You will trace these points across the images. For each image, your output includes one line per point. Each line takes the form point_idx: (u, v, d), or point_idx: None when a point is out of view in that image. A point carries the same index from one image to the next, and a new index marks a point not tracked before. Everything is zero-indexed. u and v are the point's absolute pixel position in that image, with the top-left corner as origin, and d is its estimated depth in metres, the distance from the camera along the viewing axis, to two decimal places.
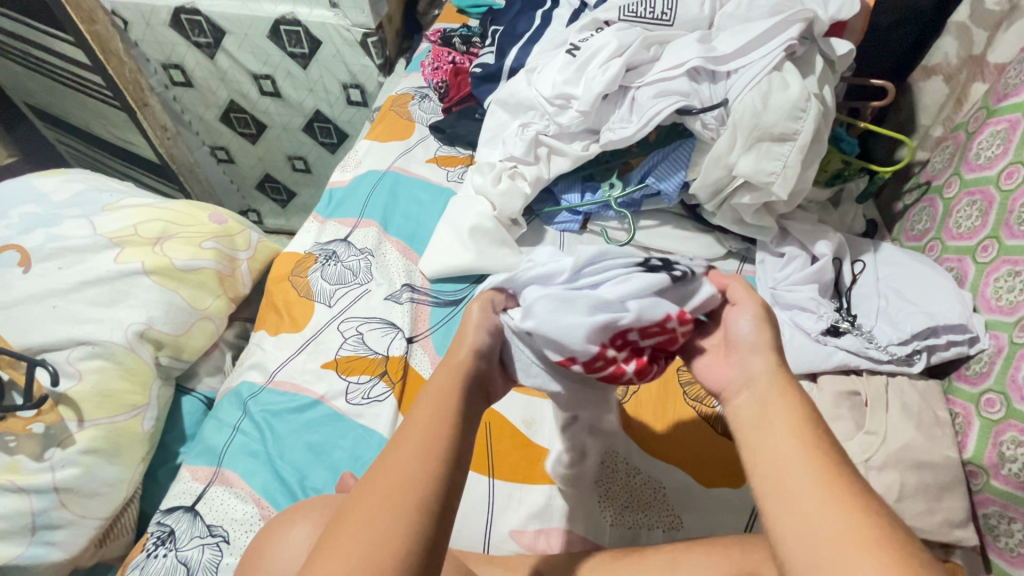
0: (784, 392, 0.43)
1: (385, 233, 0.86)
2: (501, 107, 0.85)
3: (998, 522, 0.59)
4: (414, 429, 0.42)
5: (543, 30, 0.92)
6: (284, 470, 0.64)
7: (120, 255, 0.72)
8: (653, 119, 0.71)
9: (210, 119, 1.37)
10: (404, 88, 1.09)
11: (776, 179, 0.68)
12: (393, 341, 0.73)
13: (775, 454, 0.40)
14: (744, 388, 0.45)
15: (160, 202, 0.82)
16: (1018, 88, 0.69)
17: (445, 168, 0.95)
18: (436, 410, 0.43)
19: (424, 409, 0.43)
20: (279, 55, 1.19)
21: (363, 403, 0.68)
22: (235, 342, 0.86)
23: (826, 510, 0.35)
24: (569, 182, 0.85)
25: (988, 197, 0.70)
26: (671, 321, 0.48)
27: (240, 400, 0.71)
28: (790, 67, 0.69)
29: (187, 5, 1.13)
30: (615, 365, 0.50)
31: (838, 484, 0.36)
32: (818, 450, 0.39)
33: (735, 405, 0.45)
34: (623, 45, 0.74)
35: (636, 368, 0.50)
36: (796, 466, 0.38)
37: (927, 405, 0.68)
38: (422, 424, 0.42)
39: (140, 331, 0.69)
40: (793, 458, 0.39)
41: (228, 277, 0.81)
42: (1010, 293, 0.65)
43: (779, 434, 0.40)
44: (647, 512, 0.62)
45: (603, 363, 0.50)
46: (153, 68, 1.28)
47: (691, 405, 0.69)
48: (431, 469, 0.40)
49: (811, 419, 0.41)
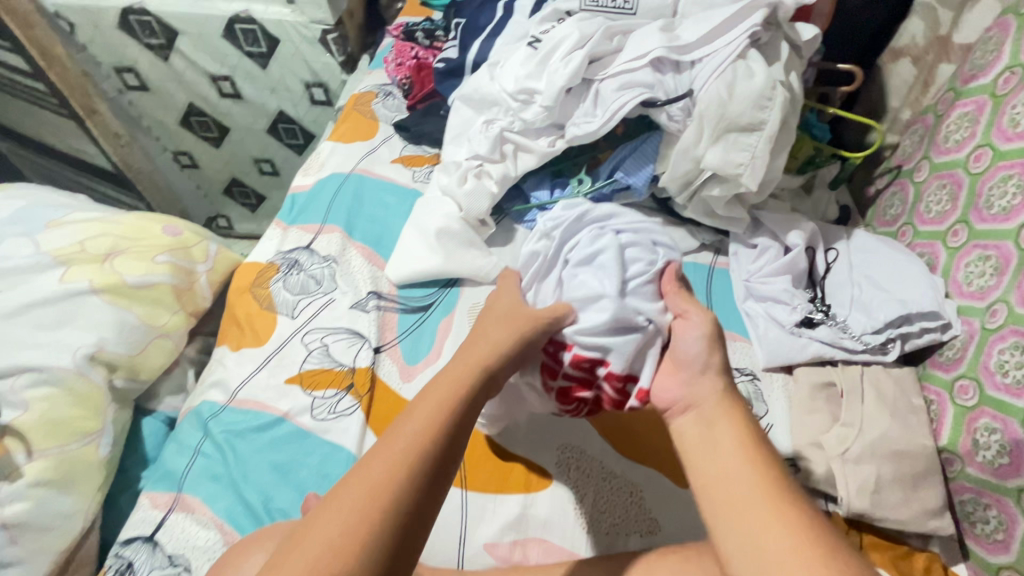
0: (726, 408, 0.50)
1: (350, 238, 0.83)
2: (464, 103, 0.82)
3: (974, 509, 0.59)
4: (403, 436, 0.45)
5: (505, 22, 0.88)
6: (247, 492, 0.61)
7: (66, 274, 0.69)
8: (618, 113, 0.69)
9: (170, 123, 1.32)
10: (367, 85, 1.06)
11: (745, 170, 0.66)
12: (359, 351, 0.71)
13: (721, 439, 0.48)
14: (691, 405, 0.52)
15: (109, 216, 0.78)
16: (986, 69, 0.68)
17: (411, 168, 0.92)
18: (452, 386, 0.49)
19: (416, 415, 0.46)
20: (236, 55, 1.14)
21: (329, 418, 0.66)
22: (198, 358, 0.82)
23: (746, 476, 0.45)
24: (538, 179, 0.82)
25: (957, 180, 0.69)
26: (632, 386, 0.57)
27: (201, 421, 0.68)
28: (754, 55, 0.67)
29: (135, 5, 1.07)
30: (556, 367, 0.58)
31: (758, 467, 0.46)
32: (762, 471, 0.45)
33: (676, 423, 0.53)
34: (585, 36, 0.71)
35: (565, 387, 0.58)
36: (727, 449, 0.47)
37: (902, 392, 0.67)
38: (411, 433, 0.45)
39: (91, 353, 0.66)
40: (737, 478, 0.45)
41: (186, 291, 0.78)
42: (981, 278, 0.64)
43: (720, 430, 0.49)
44: (624, 517, 0.60)
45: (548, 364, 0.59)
46: (104, 73, 1.21)
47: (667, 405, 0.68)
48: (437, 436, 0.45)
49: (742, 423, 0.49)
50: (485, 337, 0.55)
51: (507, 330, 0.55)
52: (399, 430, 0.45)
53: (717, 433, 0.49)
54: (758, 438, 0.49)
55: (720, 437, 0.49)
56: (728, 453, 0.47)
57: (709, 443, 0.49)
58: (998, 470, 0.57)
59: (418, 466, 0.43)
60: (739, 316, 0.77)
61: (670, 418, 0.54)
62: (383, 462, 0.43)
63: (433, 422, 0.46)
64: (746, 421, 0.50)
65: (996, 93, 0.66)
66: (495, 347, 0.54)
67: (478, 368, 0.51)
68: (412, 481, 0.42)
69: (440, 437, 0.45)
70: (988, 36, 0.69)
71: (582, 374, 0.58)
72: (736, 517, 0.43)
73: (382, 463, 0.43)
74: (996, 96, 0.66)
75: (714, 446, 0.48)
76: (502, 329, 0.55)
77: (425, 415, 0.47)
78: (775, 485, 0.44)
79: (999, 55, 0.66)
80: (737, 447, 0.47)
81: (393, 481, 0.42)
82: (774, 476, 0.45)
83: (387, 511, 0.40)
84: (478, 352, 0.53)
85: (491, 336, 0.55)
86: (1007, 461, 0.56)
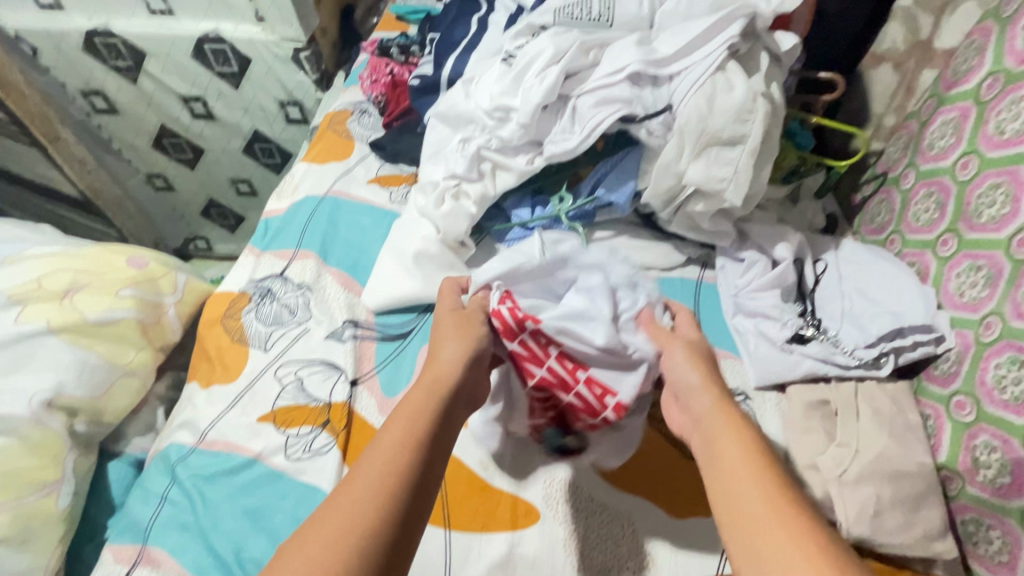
0: (730, 420, 0.48)
1: (325, 264, 0.80)
2: (440, 121, 0.79)
3: (977, 529, 0.57)
4: (377, 451, 0.43)
5: (479, 37, 0.86)
6: (217, 542, 0.58)
7: (22, 315, 0.66)
8: (596, 130, 0.67)
9: (142, 146, 1.28)
10: (342, 103, 1.04)
11: (728, 185, 0.65)
12: (335, 385, 0.68)
13: (722, 446, 0.46)
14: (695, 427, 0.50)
15: (69, 250, 0.75)
16: (968, 74, 0.66)
17: (388, 188, 0.89)
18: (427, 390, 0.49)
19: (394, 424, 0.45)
20: (206, 75, 1.11)
21: (304, 457, 0.63)
22: (168, 395, 0.79)
23: (745, 481, 0.43)
24: (518, 197, 0.80)
25: (945, 189, 0.68)
26: (609, 399, 0.56)
27: (168, 465, 0.65)
28: (733, 67, 0.65)
29: (100, 27, 1.05)
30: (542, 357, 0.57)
31: (760, 472, 0.43)
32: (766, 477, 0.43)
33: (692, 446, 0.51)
34: (560, 51, 0.69)
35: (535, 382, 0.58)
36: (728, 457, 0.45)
37: (898, 408, 0.65)
38: (376, 460, 0.42)
39: (48, 399, 0.62)
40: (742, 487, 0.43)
41: (152, 326, 0.74)
42: (973, 289, 0.62)
43: (721, 439, 0.47)
44: (616, 553, 0.58)
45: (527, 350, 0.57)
46: (70, 96, 1.18)
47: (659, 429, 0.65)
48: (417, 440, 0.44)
49: (745, 432, 0.47)
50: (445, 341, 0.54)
51: (466, 333, 0.54)
52: (364, 462, 0.42)
53: (719, 445, 0.47)
54: (761, 446, 0.46)
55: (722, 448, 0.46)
56: (730, 463, 0.45)
57: (712, 458, 0.47)
58: (1000, 490, 0.55)
59: (386, 494, 0.40)
60: (729, 333, 0.75)
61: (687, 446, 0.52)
62: (364, 475, 0.41)
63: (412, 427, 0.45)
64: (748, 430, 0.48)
65: (979, 99, 0.64)
66: (454, 356, 0.52)
67: (446, 374, 0.50)
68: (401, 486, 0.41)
69: (408, 462, 0.43)
70: (970, 41, 0.67)
71: (562, 373, 0.57)
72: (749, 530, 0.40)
73: (363, 477, 0.41)
74: (979, 102, 0.64)
75: (716, 459, 0.46)
76: (452, 344, 0.53)
77: (404, 420, 0.46)
78: (781, 494, 0.41)
79: (981, 60, 0.65)
80: (739, 454, 0.45)
81: (359, 513, 0.39)
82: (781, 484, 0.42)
83: (355, 545, 0.37)
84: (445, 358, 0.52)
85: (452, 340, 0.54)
86: (1009, 481, 0.54)
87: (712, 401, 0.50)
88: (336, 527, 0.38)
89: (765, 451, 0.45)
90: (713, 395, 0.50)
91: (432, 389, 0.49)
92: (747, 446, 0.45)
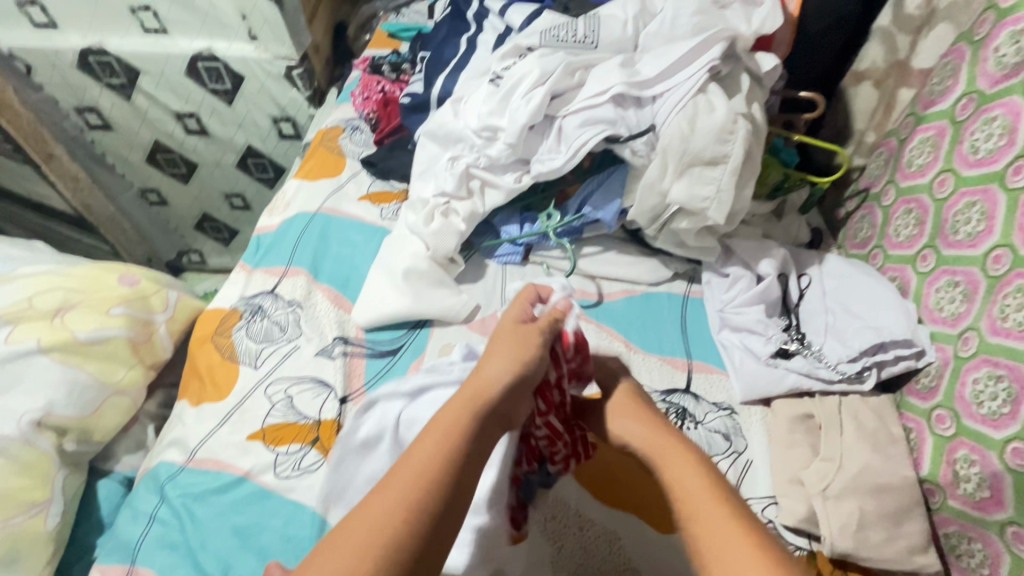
0: (695, 466, 0.51)
1: (316, 281, 0.81)
2: (430, 139, 0.80)
3: (959, 542, 0.58)
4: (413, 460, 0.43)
5: (468, 57, 0.88)
6: (205, 561, 0.58)
7: (13, 334, 0.66)
8: (581, 150, 0.68)
9: (136, 161, 1.29)
10: (334, 120, 1.05)
11: (710, 205, 0.66)
12: (325, 403, 0.68)
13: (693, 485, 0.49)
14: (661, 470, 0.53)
15: (61, 268, 0.76)
16: (944, 94, 0.68)
17: (379, 205, 0.90)
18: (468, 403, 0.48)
19: (435, 434, 0.45)
20: (200, 92, 1.12)
21: (293, 475, 0.63)
22: (159, 412, 0.79)
23: (724, 524, 0.46)
24: (507, 214, 0.81)
25: (923, 206, 0.69)
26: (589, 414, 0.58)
27: (158, 484, 0.65)
28: (714, 89, 0.66)
29: (94, 46, 1.06)
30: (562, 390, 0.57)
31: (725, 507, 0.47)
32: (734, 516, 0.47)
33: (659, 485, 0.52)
34: (546, 72, 0.70)
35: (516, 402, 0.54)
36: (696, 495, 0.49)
37: (881, 423, 0.66)
38: (411, 469, 0.42)
39: (37, 419, 0.63)
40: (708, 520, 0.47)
41: (143, 343, 0.75)
42: (952, 304, 0.64)
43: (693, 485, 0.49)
44: (602, 569, 0.58)
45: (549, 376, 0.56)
46: (63, 112, 1.19)
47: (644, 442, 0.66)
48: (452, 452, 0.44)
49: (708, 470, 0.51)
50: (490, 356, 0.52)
51: (516, 343, 0.52)
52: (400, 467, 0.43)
53: (689, 485, 0.50)
54: (716, 475, 0.51)
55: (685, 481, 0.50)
56: (700, 498, 0.48)
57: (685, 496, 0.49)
58: (980, 503, 0.56)
59: (421, 507, 0.40)
60: (715, 347, 0.76)
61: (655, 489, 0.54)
62: (398, 484, 0.41)
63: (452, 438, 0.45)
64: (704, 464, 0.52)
65: (954, 118, 0.66)
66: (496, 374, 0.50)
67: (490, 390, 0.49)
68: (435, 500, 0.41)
69: (443, 471, 0.42)
70: (945, 62, 0.69)
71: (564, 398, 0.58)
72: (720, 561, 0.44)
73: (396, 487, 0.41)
74: (955, 121, 0.66)
75: (682, 495, 0.49)
76: (501, 360, 0.51)
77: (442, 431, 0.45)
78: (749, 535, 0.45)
79: (956, 81, 0.66)
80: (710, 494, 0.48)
81: (393, 524, 0.39)
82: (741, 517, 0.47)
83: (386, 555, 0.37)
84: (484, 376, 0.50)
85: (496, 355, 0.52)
86: (988, 494, 0.55)
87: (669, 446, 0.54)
88: (367, 536, 0.38)
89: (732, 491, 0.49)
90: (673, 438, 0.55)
91: (472, 402, 0.48)
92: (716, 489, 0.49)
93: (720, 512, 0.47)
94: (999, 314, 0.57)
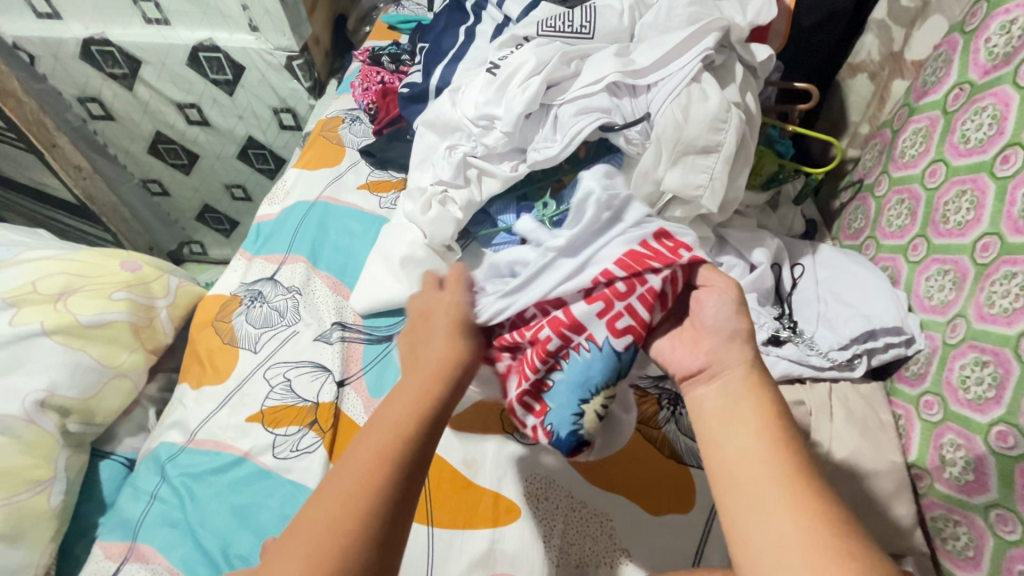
0: (755, 390, 0.45)
1: (315, 268, 0.82)
2: (428, 129, 0.81)
3: (945, 526, 0.59)
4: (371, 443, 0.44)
5: (466, 47, 0.88)
6: (205, 538, 0.59)
7: (16, 316, 0.67)
8: (576, 138, 0.68)
9: (138, 152, 1.30)
10: (334, 111, 1.06)
11: (704, 192, 0.66)
12: (323, 385, 0.69)
13: (750, 412, 0.44)
14: (712, 379, 0.47)
15: (64, 253, 0.77)
16: (937, 85, 0.69)
17: (377, 194, 0.91)
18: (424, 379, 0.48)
19: (390, 415, 0.45)
20: (201, 83, 1.13)
21: (291, 456, 0.64)
22: (159, 396, 0.80)
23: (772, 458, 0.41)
24: (504, 203, 0.82)
25: (915, 195, 0.70)
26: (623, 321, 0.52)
27: (158, 464, 0.66)
28: (708, 78, 0.67)
29: (97, 36, 1.07)
30: (654, 305, 0.52)
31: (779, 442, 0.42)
32: (787, 456, 0.41)
33: (699, 394, 0.48)
34: (542, 62, 0.71)
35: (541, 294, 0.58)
36: (744, 425, 0.43)
37: (870, 409, 0.68)
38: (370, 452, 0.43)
39: (41, 399, 0.64)
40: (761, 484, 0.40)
41: (145, 328, 0.76)
42: (941, 292, 0.64)
43: (745, 412, 0.44)
44: (593, 549, 0.59)
45: (622, 278, 0.53)
46: (66, 102, 1.20)
47: (651, 403, 0.68)
48: (411, 429, 0.44)
49: (770, 402, 0.44)
50: (434, 338, 0.52)
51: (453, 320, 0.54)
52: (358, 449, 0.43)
53: (740, 408, 0.44)
54: (777, 407, 0.44)
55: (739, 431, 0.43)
56: (749, 430, 0.43)
57: (729, 419, 0.44)
58: (965, 486, 0.57)
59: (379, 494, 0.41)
60: None
61: (694, 386, 0.49)
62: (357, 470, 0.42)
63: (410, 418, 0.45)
64: (772, 399, 0.45)
65: (946, 109, 0.67)
66: (447, 352, 0.51)
67: (449, 365, 0.49)
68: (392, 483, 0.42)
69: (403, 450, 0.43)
70: (938, 53, 0.70)
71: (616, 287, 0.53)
72: (760, 510, 0.39)
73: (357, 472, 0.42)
74: (947, 111, 0.67)
75: (730, 423, 0.44)
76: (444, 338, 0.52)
77: (402, 411, 0.45)
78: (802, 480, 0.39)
79: (948, 72, 0.67)
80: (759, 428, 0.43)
81: (356, 511, 0.40)
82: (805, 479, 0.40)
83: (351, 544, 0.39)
84: (436, 359, 0.50)
85: (437, 338, 0.52)
86: (973, 477, 0.56)
87: (733, 366, 0.47)
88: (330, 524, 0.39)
89: (791, 427, 0.43)
90: (742, 351, 0.47)
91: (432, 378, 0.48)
92: (773, 422, 0.43)
93: (773, 444, 0.42)
94: (986, 301, 0.58)
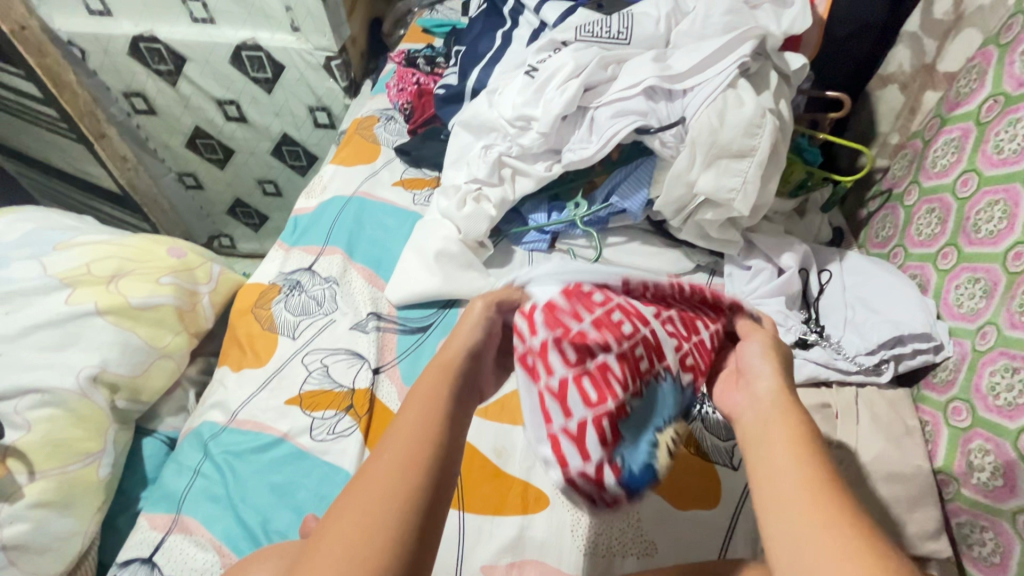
0: (788, 418, 0.43)
1: (351, 260, 0.85)
2: (464, 129, 0.84)
3: (972, 531, 0.59)
4: (391, 447, 0.40)
5: (503, 51, 0.91)
6: (245, 513, 0.62)
7: (72, 296, 0.70)
8: (613, 139, 0.71)
9: (176, 146, 1.35)
10: (370, 110, 1.09)
11: (737, 196, 0.68)
12: (358, 372, 0.72)
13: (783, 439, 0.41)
14: (748, 410, 0.46)
15: (115, 238, 0.80)
16: (970, 96, 0.70)
17: (411, 191, 0.94)
18: (435, 378, 0.44)
19: (406, 420, 0.41)
20: (241, 80, 1.17)
21: (328, 439, 0.66)
22: (198, 378, 0.83)
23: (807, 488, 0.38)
24: (535, 202, 0.84)
25: (946, 205, 0.71)
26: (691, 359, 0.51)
27: (201, 441, 0.69)
28: (744, 84, 0.69)
29: (146, 33, 1.11)
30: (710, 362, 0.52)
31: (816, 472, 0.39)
32: (822, 485, 0.38)
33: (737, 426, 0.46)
34: (581, 65, 0.73)
35: (624, 305, 0.50)
36: (776, 452, 0.41)
37: (897, 414, 0.68)
38: (392, 456, 0.39)
39: (93, 375, 0.67)
40: (797, 511, 0.37)
41: (188, 312, 0.79)
42: (971, 300, 0.65)
43: (777, 438, 0.42)
44: (620, 539, 0.61)
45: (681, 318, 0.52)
46: (113, 97, 1.25)
47: None
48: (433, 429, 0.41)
49: (806, 430, 0.42)
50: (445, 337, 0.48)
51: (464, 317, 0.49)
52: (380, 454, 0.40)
53: (772, 435, 0.42)
54: (815, 435, 0.42)
55: (774, 450, 0.41)
56: (782, 457, 0.40)
57: (764, 448, 0.42)
58: (993, 492, 0.57)
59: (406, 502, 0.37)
60: None
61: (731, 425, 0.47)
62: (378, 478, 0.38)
63: (429, 420, 0.41)
64: (808, 427, 0.42)
65: (980, 119, 0.68)
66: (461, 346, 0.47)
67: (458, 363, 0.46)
68: (419, 488, 0.38)
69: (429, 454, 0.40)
70: (972, 65, 0.70)
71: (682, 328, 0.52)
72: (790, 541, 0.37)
73: (381, 482, 0.38)
74: (980, 122, 0.67)
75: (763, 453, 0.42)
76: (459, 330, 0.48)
77: (418, 413, 0.42)
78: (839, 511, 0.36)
79: (982, 83, 0.68)
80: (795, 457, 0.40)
81: (384, 521, 0.36)
82: (840, 494, 0.38)
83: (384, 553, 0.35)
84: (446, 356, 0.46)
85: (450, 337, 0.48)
86: (1001, 483, 0.56)
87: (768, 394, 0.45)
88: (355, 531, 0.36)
89: (828, 457, 0.40)
90: (774, 381, 0.46)
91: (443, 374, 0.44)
92: (808, 451, 0.40)
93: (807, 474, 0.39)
94: (1018, 309, 0.58)
